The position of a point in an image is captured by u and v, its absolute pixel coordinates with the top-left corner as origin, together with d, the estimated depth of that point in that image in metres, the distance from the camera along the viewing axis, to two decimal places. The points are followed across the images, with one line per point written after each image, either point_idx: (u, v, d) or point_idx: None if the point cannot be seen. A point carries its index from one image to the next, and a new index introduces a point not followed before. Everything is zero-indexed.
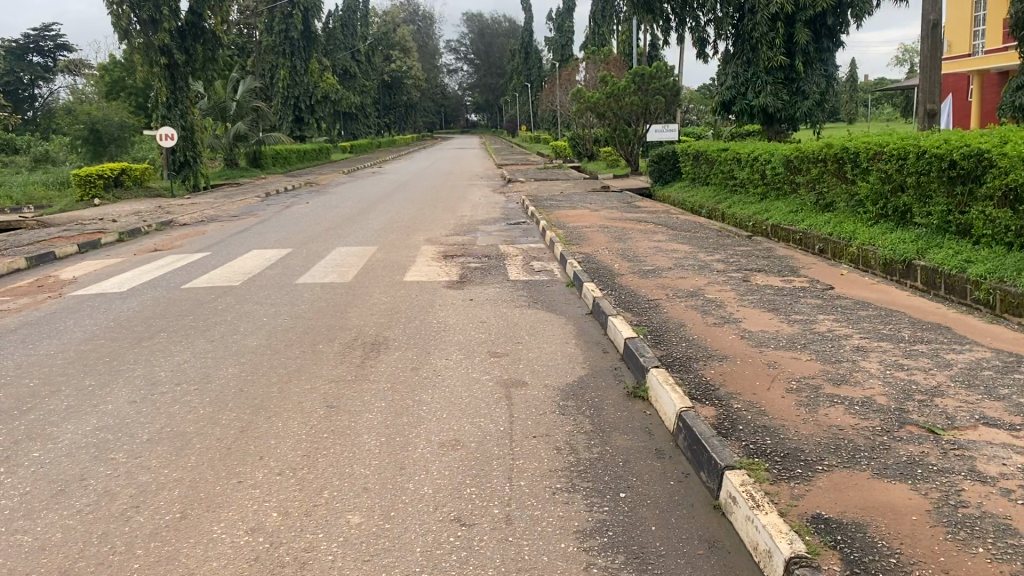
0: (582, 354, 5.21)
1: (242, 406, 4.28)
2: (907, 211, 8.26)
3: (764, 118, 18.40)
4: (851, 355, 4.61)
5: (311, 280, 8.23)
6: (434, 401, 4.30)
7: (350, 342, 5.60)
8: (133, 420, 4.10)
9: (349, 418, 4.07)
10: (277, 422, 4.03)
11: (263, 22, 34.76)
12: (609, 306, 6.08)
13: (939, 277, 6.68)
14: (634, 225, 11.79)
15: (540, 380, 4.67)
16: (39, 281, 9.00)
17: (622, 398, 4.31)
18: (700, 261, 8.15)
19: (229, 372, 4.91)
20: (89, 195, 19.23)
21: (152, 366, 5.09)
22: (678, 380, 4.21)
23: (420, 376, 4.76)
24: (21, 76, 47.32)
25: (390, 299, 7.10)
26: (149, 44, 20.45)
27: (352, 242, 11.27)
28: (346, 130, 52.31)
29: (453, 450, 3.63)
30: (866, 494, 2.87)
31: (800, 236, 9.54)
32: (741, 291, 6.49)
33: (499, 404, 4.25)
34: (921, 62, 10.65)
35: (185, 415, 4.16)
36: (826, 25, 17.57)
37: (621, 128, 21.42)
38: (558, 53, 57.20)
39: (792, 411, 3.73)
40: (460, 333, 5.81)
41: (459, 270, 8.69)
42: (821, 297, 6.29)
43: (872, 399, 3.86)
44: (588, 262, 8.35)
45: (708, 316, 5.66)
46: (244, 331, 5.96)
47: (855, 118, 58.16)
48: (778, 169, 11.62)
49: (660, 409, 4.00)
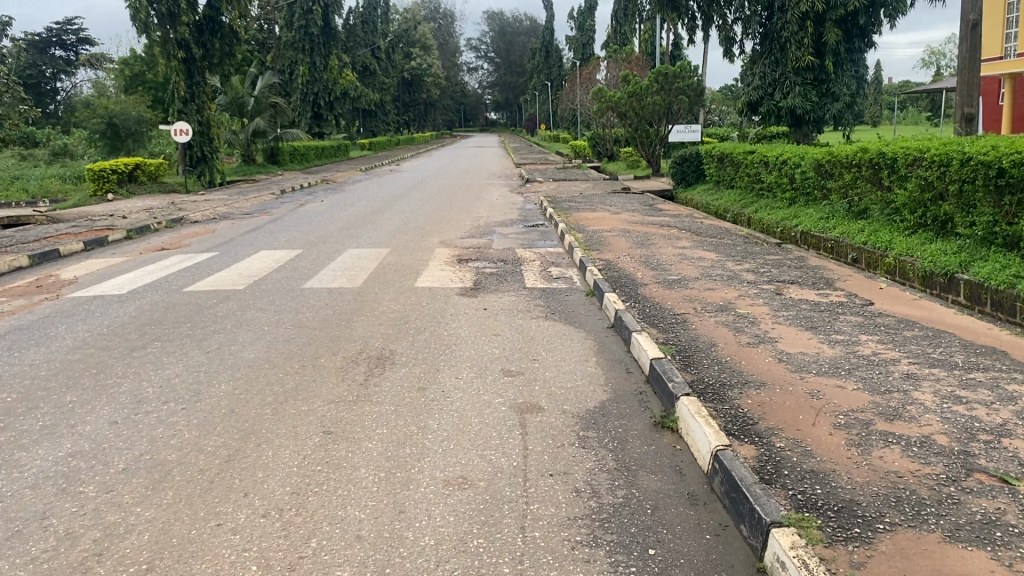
0: (602, 375, 4.80)
1: (232, 431, 3.91)
2: (948, 221, 7.80)
3: (791, 120, 17.90)
4: (902, 384, 4.18)
5: (319, 284, 7.88)
6: (442, 428, 3.91)
7: (355, 357, 5.21)
8: (110, 446, 3.72)
9: (346, 447, 3.69)
10: (269, 450, 3.66)
11: (284, 17, 34.54)
12: (633, 320, 5.67)
13: (986, 292, 6.22)
14: (657, 229, 11.37)
15: (558, 406, 4.26)
16: (38, 280, 8.69)
17: (648, 430, 3.90)
18: (729, 270, 7.72)
19: (221, 389, 4.54)
20: (102, 189, 19.05)
21: (139, 381, 4.72)
22: (712, 412, 3.79)
23: (427, 398, 4.37)
24: (43, 69, 47.51)
25: (400, 308, 6.73)
26: (168, 38, 20.24)
27: (364, 243, 10.89)
28: (364, 127, 52.23)
29: (459, 490, 3.24)
30: (939, 564, 2.46)
31: (832, 244, 9.08)
32: (774, 307, 6.05)
33: (512, 433, 3.85)
34: (959, 64, 10.14)
35: (168, 441, 3.79)
36: (857, 25, 17.06)
37: (642, 129, 20.91)
38: (579, 52, 56.88)
39: (842, 452, 3.32)
40: (472, 348, 5.41)
41: (473, 276, 8.31)
42: (863, 314, 5.84)
43: (932, 438, 3.43)
44: (610, 269, 7.95)
45: (741, 334, 5.23)
46: (244, 341, 5.60)
47: (881, 121, 57.27)
48: (808, 173, 11.14)
49: (692, 445, 3.59)
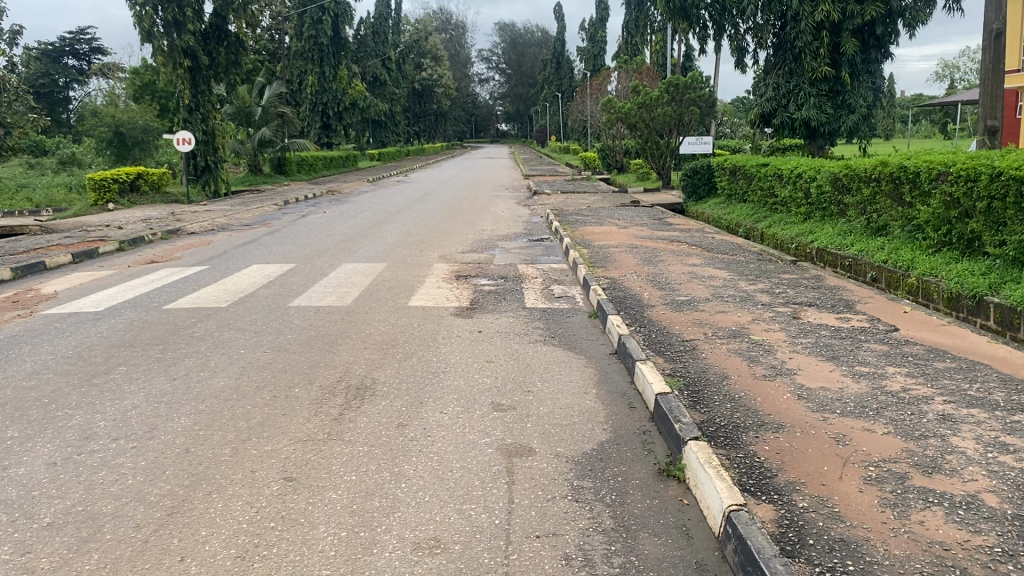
0: (602, 410, 4.34)
1: (182, 476, 3.48)
2: (975, 239, 7.31)
3: (806, 133, 17.50)
4: (938, 428, 3.69)
5: (307, 302, 7.44)
6: (419, 475, 3.47)
7: (333, 386, 4.77)
8: (41, 493, 3.29)
9: (308, 499, 3.25)
10: (219, 502, 3.23)
11: (293, 27, 34.18)
12: (637, 347, 5.20)
13: (1020, 318, 5.74)
14: (667, 245, 10.91)
15: (550, 448, 3.79)
16: (16, 295, 8.28)
17: (652, 479, 3.44)
18: (742, 291, 7.26)
19: (180, 425, 4.10)
20: (103, 199, 18.66)
21: (92, 414, 4.28)
22: (723, 459, 3.34)
23: (406, 438, 3.91)
24: (56, 78, 47.34)
25: (389, 329, 6.29)
26: (174, 46, 19.82)
27: (360, 258, 10.46)
28: (374, 138, 52.18)
29: (429, 556, 2.80)
30: None
31: (850, 262, 8.63)
32: (790, 333, 5.57)
33: (496, 482, 3.40)
34: (983, 73, 9.65)
35: (108, 488, 3.36)
36: (874, 35, 16.41)
37: (653, 141, 20.47)
38: (590, 63, 56.73)
39: (875, 514, 2.85)
40: (462, 377, 4.96)
41: (471, 294, 7.88)
42: (887, 343, 5.36)
43: (978, 498, 2.96)
44: (614, 288, 7.51)
45: (756, 365, 4.75)
46: (215, 366, 5.18)
47: (893, 135, 56.70)
48: (823, 187, 10.68)
49: (702, 500, 3.13)
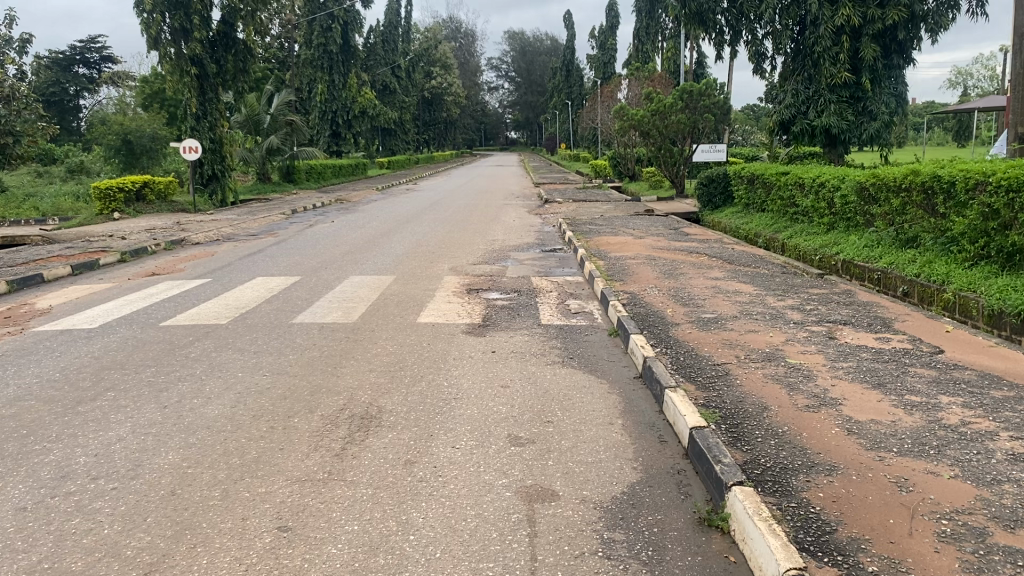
0: (631, 444, 3.95)
1: (165, 525, 3.10)
2: (1016, 252, 6.90)
3: (825, 140, 17.10)
4: (1011, 471, 3.28)
5: (312, 318, 7.08)
6: (430, 525, 3.08)
7: (335, 416, 4.38)
8: (4, 548, 2.92)
9: (304, 554, 2.87)
10: (203, 558, 2.85)
11: (301, 35, 33.81)
12: (664, 372, 4.81)
13: None
14: (685, 256, 10.49)
15: (575, 491, 3.40)
16: (9, 310, 7.95)
17: (693, 530, 3.05)
18: (771, 307, 6.87)
19: (166, 462, 3.73)
20: (108, 208, 18.38)
21: (72, 448, 3.91)
22: (773, 510, 2.94)
23: (415, 479, 3.52)
24: (66, 87, 47.30)
25: (397, 349, 5.92)
26: (181, 54, 19.51)
27: (367, 270, 10.10)
28: (384, 146, 51.90)
29: None
30: None
31: (879, 275, 8.23)
32: (830, 356, 5.16)
33: (516, 534, 3.02)
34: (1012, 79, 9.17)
35: (79, 540, 2.99)
36: (896, 40, 16.02)
37: (666, 148, 20.04)
38: (601, 71, 56.33)
39: None
40: (475, 405, 4.57)
41: (483, 309, 7.48)
42: (935, 367, 4.94)
43: None
44: (635, 304, 7.11)
45: (796, 394, 4.35)
46: (209, 393, 4.79)
47: (907, 144, 56.14)
48: (849, 197, 10.26)
49: (753, 558, 2.74)
